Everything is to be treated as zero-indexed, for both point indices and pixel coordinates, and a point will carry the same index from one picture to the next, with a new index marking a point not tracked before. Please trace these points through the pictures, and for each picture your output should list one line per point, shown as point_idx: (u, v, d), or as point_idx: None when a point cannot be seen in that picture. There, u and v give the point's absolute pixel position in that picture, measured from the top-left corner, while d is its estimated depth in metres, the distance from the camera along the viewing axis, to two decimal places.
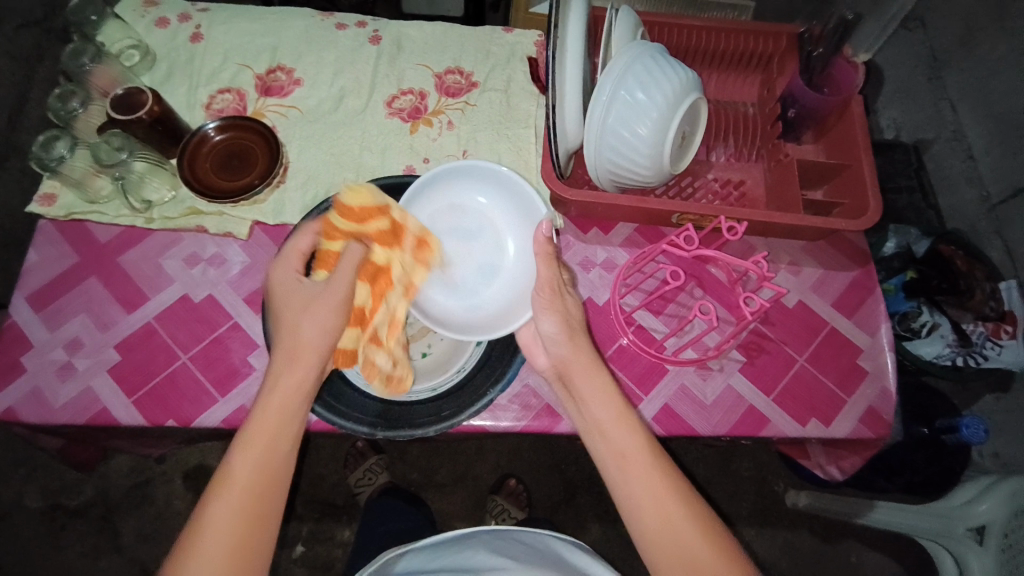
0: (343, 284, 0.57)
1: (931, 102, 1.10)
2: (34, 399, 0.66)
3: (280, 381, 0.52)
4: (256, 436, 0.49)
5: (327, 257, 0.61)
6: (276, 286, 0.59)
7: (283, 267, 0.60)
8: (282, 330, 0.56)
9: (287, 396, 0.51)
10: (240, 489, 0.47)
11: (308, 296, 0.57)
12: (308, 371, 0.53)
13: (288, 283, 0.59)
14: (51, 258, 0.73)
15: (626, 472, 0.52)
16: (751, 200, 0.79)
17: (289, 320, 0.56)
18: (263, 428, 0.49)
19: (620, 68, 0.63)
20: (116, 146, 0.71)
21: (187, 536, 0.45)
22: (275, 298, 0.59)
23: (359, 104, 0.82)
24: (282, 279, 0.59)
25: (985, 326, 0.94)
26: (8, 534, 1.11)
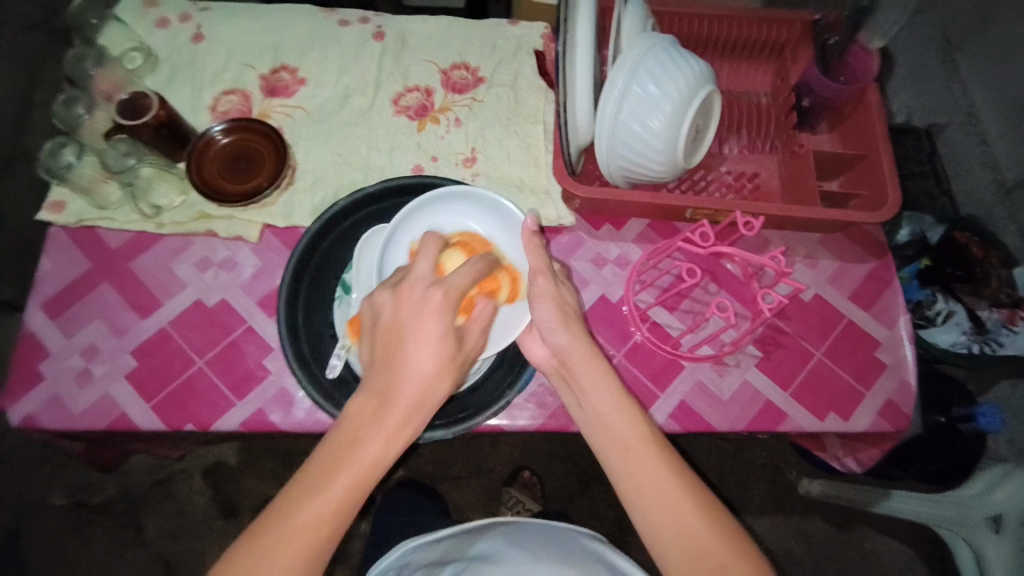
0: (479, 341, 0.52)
1: (944, 85, 1.07)
2: (55, 405, 0.66)
3: (365, 446, 0.44)
4: (352, 475, 0.43)
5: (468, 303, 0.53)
6: (421, 308, 0.47)
7: (435, 296, 0.48)
8: (410, 352, 0.46)
9: (362, 472, 0.43)
10: (313, 528, 0.41)
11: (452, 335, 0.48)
12: (400, 442, 0.45)
13: (439, 315, 0.47)
14: (64, 266, 0.73)
15: (635, 467, 0.48)
16: (765, 193, 0.78)
17: (413, 350, 0.46)
18: (360, 467, 0.43)
19: (631, 62, 0.62)
20: (123, 152, 0.73)
21: (249, 542, 0.41)
22: (409, 314, 0.47)
23: (366, 102, 0.81)
24: (427, 299, 0.48)
25: (1000, 313, 0.92)
26: (30, 536, 1.13)
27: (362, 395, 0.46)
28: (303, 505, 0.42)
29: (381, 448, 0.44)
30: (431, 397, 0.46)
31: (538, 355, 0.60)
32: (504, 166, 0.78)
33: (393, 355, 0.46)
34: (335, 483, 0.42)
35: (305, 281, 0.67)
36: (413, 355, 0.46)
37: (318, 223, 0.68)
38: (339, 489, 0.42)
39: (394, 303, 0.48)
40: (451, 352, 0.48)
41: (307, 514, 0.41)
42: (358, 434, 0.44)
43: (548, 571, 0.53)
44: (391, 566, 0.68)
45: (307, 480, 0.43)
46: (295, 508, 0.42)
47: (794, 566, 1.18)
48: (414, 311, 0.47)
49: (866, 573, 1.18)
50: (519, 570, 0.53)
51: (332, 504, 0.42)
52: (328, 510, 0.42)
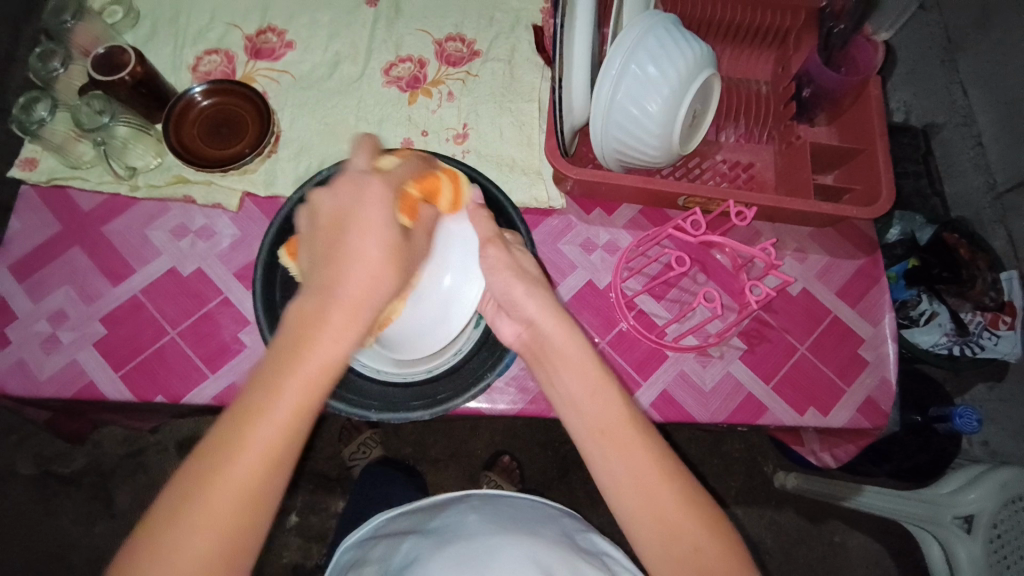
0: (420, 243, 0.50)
1: (944, 85, 1.06)
2: (19, 370, 0.64)
3: (309, 354, 0.38)
4: (297, 388, 0.38)
5: (412, 204, 0.50)
6: (363, 193, 0.42)
7: (378, 182, 0.43)
8: (359, 237, 0.41)
9: (308, 386, 0.38)
10: (258, 453, 0.37)
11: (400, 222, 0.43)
12: (347, 345, 0.39)
13: (386, 200, 0.43)
14: (32, 227, 0.70)
15: (608, 454, 0.46)
16: (759, 184, 0.77)
17: (357, 239, 0.41)
18: (306, 378, 0.38)
19: (631, 40, 0.60)
20: (98, 109, 0.68)
21: (190, 478, 0.36)
22: (356, 198, 0.42)
23: (356, 70, 0.78)
24: (373, 185, 0.43)
25: (983, 316, 0.95)
26: (0, 502, 1.11)
27: (301, 295, 0.40)
28: (262, 408, 0.37)
29: (326, 355, 0.38)
30: (380, 291, 0.41)
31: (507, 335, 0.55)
32: (496, 144, 0.76)
33: (335, 249, 0.41)
34: (277, 401, 0.37)
35: (285, 252, 0.65)
36: (359, 241, 0.41)
37: (298, 193, 0.65)
38: (284, 408, 0.37)
39: (334, 194, 0.43)
40: (400, 239, 0.43)
41: (253, 437, 0.36)
42: (299, 345, 0.38)
43: (522, 546, 0.52)
44: (363, 538, 0.67)
45: (261, 382, 0.38)
46: (253, 410, 0.37)
47: (765, 556, 1.20)
48: (353, 197, 0.42)
49: (835, 565, 1.20)
50: (494, 546, 0.52)
51: (280, 424, 0.37)
52: (293, 413, 0.37)
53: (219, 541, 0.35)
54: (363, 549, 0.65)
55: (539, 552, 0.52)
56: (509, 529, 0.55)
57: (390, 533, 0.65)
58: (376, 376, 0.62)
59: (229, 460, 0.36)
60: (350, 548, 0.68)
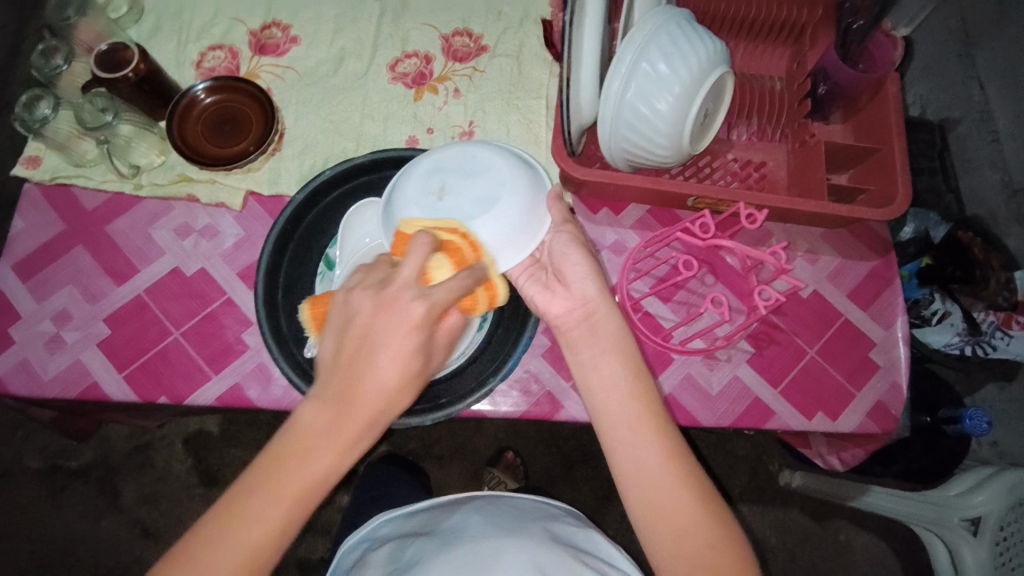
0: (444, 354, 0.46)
1: (961, 79, 1.03)
2: (25, 370, 0.64)
3: (312, 459, 0.40)
4: (297, 485, 0.39)
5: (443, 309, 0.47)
6: (397, 315, 0.41)
7: (418, 306, 0.41)
8: (378, 359, 0.40)
9: (307, 484, 0.40)
10: (250, 540, 0.39)
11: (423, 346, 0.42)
12: (348, 456, 0.41)
13: (416, 328, 0.41)
14: (36, 225, 0.70)
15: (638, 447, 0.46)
16: (771, 184, 0.76)
17: (377, 360, 0.40)
18: (306, 478, 0.40)
19: (642, 37, 0.59)
20: (100, 107, 0.67)
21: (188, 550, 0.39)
22: (387, 316, 0.41)
23: (361, 66, 0.77)
24: (408, 309, 0.41)
25: (995, 315, 0.93)
26: (12, 493, 1.13)
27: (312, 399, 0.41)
28: (251, 512, 0.39)
29: (328, 461, 0.40)
30: (391, 410, 0.41)
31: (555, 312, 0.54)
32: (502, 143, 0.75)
33: (354, 364, 0.41)
34: (278, 493, 0.39)
35: (288, 253, 0.65)
36: (379, 365, 0.40)
37: (303, 193, 0.65)
38: (282, 502, 0.39)
39: (363, 307, 0.42)
40: (416, 366, 0.42)
41: (249, 520, 0.39)
42: (307, 447, 0.40)
43: (524, 549, 0.52)
44: (365, 538, 0.67)
45: (255, 485, 0.40)
46: (238, 512, 0.39)
47: (768, 554, 1.20)
48: (383, 319, 0.41)
49: (839, 564, 1.20)
50: (496, 549, 0.52)
51: (275, 516, 0.39)
52: (269, 525, 0.39)
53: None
54: (368, 548, 0.65)
55: (542, 556, 0.52)
56: (512, 532, 0.55)
57: (392, 535, 0.64)
58: None
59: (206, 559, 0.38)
60: (352, 548, 0.68)
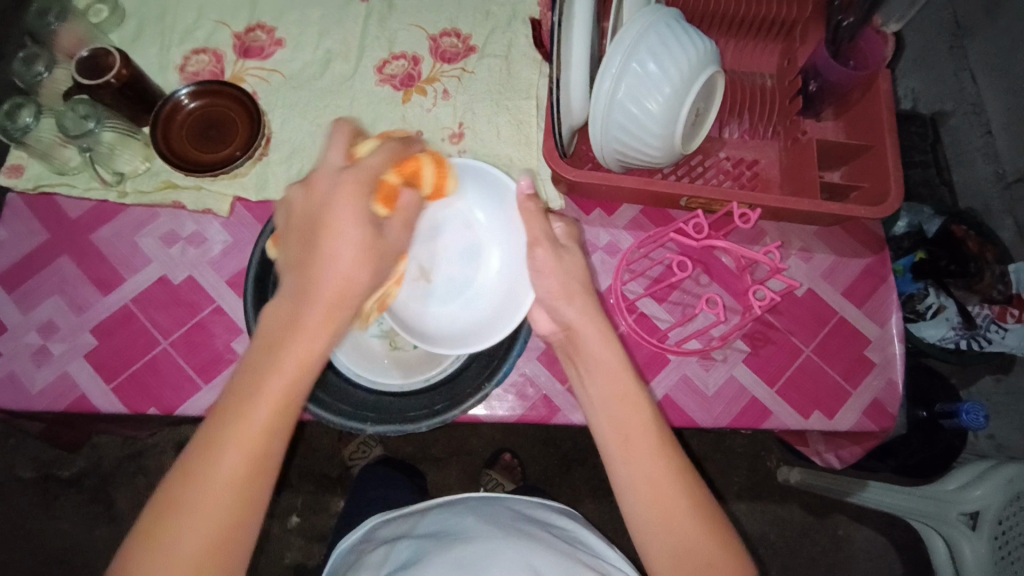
0: (405, 234, 0.49)
1: (953, 72, 1.03)
2: (11, 384, 0.63)
3: (289, 352, 0.41)
4: (277, 382, 0.40)
5: (391, 193, 0.47)
6: (332, 202, 0.43)
7: (347, 179, 0.43)
8: (325, 252, 0.42)
9: (288, 379, 0.41)
10: (240, 449, 0.39)
11: (371, 228, 0.44)
12: (329, 336, 0.42)
13: (353, 207, 0.43)
14: (20, 235, 0.69)
15: (628, 452, 0.46)
16: (763, 182, 0.75)
17: (329, 239, 0.42)
18: (285, 373, 0.41)
19: (631, 37, 0.58)
20: (82, 114, 0.65)
21: (179, 484, 0.39)
22: (321, 210, 0.43)
23: (348, 69, 0.76)
24: (337, 184, 0.43)
25: (990, 309, 0.92)
26: (5, 503, 1.12)
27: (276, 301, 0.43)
28: (228, 434, 0.39)
29: (306, 349, 0.41)
30: (357, 287, 0.43)
31: (545, 327, 0.57)
32: (493, 145, 0.74)
33: (308, 251, 0.43)
34: (257, 398, 0.40)
35: None
36: (326, 259, 0.42)
37: None
38: (264, 405, 0.40)
39: (306, 196, 0.44)
40: (374, 237, 0.44)
41: (232, 434, 0.39)
42: (278, 344, 0.41)
43: (520, 552, 0.51)
44: (359, 542, 0.66)
45: (234, 397, 0.40)
46: (220, 435, 0.39)
47: (768, 550, 1.20)
48: (324, 202, 0.43)
49: (838, 558, 1.20)
50: (490, 551, 0.51)
51: (259, 421, 0.40)
52: (257, 435, 0.40)
53: (203, 551, 0.38)
54: (361, 552, 0.64)
55: (535, 556, 0.51)
56: (507, 534, 0.54)
57: (385, 537, 0.64)
58: (372, 386, 0.61)
59: (205, 470, 0.39)
60: (346, 550, 0.67)
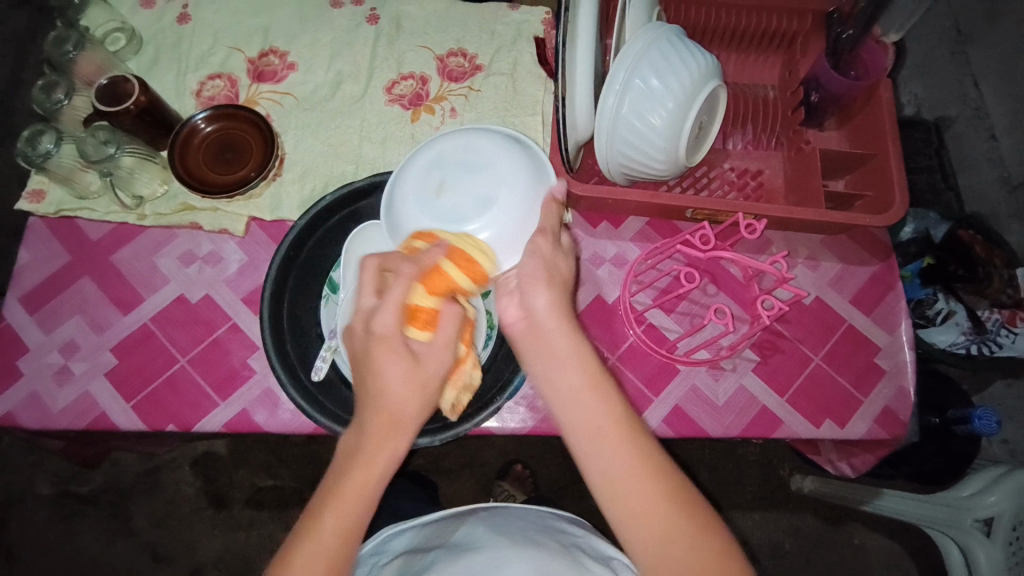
0: (448, 356, 0.47)
1: (954, 78, 1.04)
2: (33, 404, 0.64)
3: (350, 479, 0.42)
4: (338, 508, 0.42)
5: (429, 316, 0.48)
6: (369, 339, 0.45)
7: (383, 321, 0.45)
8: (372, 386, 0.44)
9: (350, 504, 0.42)
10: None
11: (411, 357, 0.45)
12: (390, 458, 0.44)
13: (387, 342, 0.45)
14: (42, 258, 0.71)
15: (601, 443, 0.44)
16: (768, 192, 0.76)
17: (377, 374, 0.45)
18: (347, 500, 0.42)
19: (634, 54, 0.59)
20: (102, 140, 0.68)
21: None
22: (363, 352, 0.46)
23: (358, 90, 0.78)
24: (377, 329, 0.45)
25: (1000, 313, 0.92)
26: (23, 521, 1.13)
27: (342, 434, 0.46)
28: (296, 568, 0.41)
29: (366, 475, 0.43)
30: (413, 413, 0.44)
31: (510, 315, 0.52)
32: None
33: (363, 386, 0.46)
34: (322, 528, 0.42)
35: (292, 278, 0.65)
36: (373, 393, 0.45)
37: (305, 220, 0.65)
38: (329, 533, 0.41)
39: (353, 336, 0.48)
40: (415, 367, 0.45)
41: (297, 567, 0.40)
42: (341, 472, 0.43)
43: (534, 561, 0.52)
44: (372, 552, 0.67)
45: (300, 528, 0.42)
46: (286, 562, 0.41)
47: (783, 560, 1.19)
48: (364, 341, 0.46)
49: (855, 568, 1.19)
50: (502, 561, 0.51)
51: (328, 547, 0.41)
52: (325, 566, 0.41)
53: None
54: (374, 564, 0.64)
55: (547, 565, 0.51)
56: (519, 544, 0.54)
57: (399, 549, 0.64)
58: None
59: None
60: (360, 561, 0.68)
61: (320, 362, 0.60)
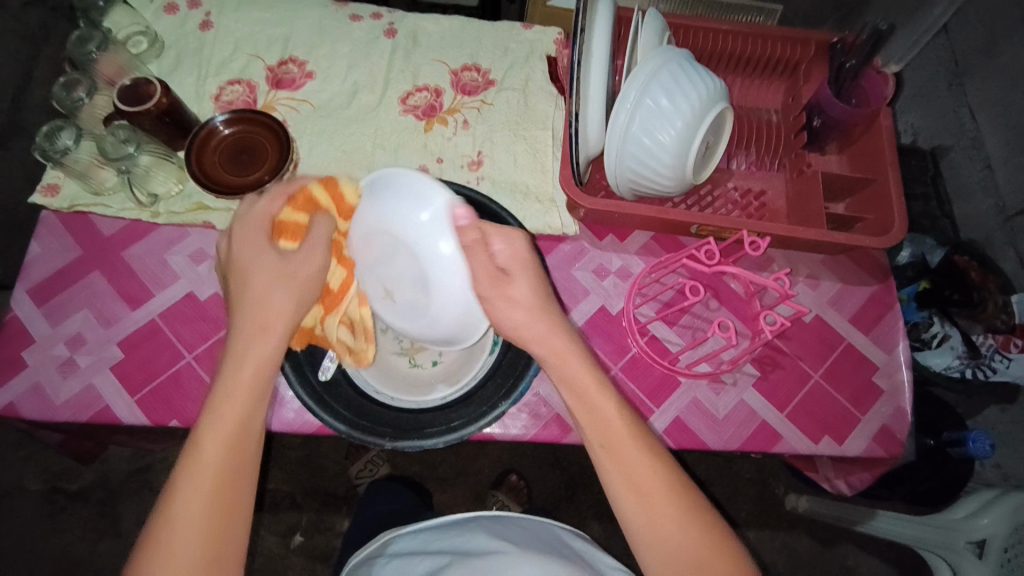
0: (316, 261, 0.54)
1: (951, 109, 1.07)
2: (37, 395, 0.65)
3: (233, 381, 0.48)
4: (223, 410, 0.47)
5: (293, 229, 0.57)
6: (236, 252, 0.53)
7: (248, 229, 0.54)
8: (244, 295, 0.51)
9: (234, 406, 0.47)
10: (202, 478, 0.44)
11: (278, 261, 0.53)
12: (261, 357, 0.49)
13: (258, 249, 0.53)
14: (53, 251, 0.72)
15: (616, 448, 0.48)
16: (771, 212, 0.78)
17: (247, 286, 0.52)
18: (231, 405, 0.47)
19: (645, 74, 0.61)
20: (122, 138, 0.69)
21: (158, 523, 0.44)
22: (233, 270, 0.53)
23: (373, 100, 0.80)
24: (243, 243, 0.53)
25: (995, 339, 0.93)
26: (10, 518, 1.12)
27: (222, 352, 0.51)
28: (191, 467, 0.45)
29: (244, 379, 0.48)
30: (281, 315, 0.51)
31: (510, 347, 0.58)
32: (510, 172, 0.77)
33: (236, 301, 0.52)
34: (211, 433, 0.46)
35: None
36: (244, 302, 0.51)
37: None
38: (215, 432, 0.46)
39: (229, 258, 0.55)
40: (285, 271, 0.52)
41: (193, 470, 0.44)
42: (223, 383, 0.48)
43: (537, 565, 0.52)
44: (372, 558, 0.67)
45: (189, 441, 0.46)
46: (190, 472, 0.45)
47: None
48: (240, 260, 0.53)
49: None
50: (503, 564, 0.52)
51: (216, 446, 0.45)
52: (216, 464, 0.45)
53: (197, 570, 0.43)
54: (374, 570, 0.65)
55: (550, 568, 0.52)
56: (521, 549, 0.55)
57: (398, 554, 0.64)
58: (392, 403, 0.63)
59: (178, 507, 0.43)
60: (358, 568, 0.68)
61: (324, 362, 0.63)
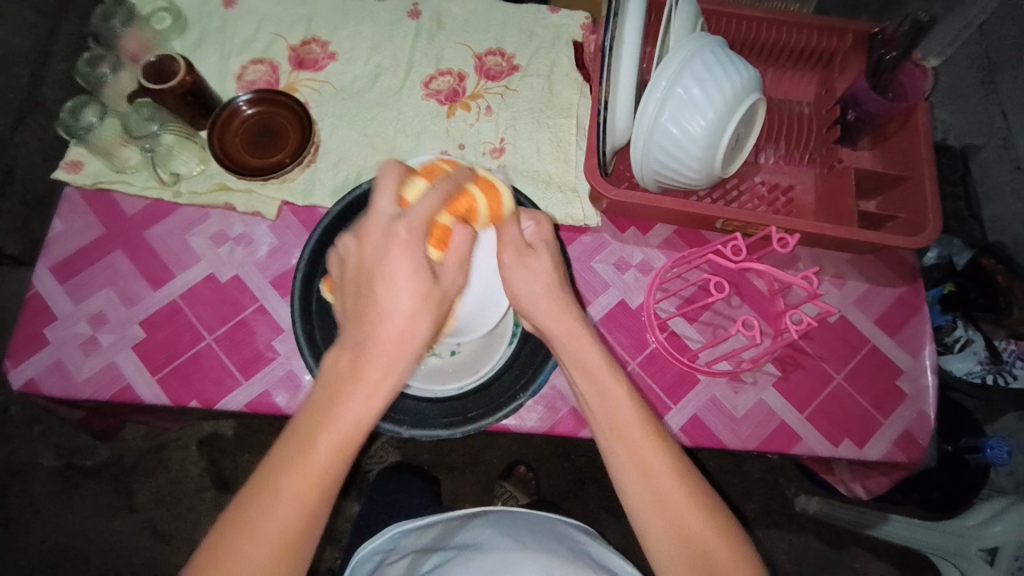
0: (461, 275, 0.48)
1: (983, 106, 1.03)
2: (58, 372, 0.65)
3: (344, 405, 0.41)
4: (331, 438, 0.41)
5: (443, 234, 0.49)
6: (386, 240, 0.44)
7: (399, 226, 0.44)
8: (378, 302, 0.43)
9: (342, 434, 0.41)
10: (288, 508, 0.39)
11: (430, 277, 0.45)
12: (384, 395, 0.42)
13: (408, 245, 0.44)
14: (76, 229, 0.72)
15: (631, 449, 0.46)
16: (798, 208, 0.76)
17: (387, 290, 0.43)
18: (341, 430, 0.41)
19: (678, 62, 0.60)
20: (146, 117, 0.72)
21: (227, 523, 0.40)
22: (368, 263, 0.44)
23: (395, 83, 0.78)
24: (391, 233, 0.44)
25: (1017, 344, 0.92)
26: (27, 490, 1.14)
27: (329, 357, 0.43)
28: (279, 485, 0.40)
29: (362, 409, 0.42)
30: (415, 344, 0.44)
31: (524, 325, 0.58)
32: (533, 160, 0.76)
33: (366, 302, 0.44)
34: (313, 453, 0.40)
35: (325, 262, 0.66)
36: (374, 315, 0.43)
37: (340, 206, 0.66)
38: (320, 457, 0.40)
39: (363, 244, 0.45)
40: (431, 285, 0.45)
41: (279, 487, 0.40)
42: (331, 400, 0.42)
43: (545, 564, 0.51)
44: (383, 550, 0.67)
45: (282, 451, 0.41)
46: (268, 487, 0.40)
47: None
48: (381, 249, 0.44)
49: None
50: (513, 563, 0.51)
51: (315, 472, 0.40)
52: (306, 495, 0.40)
53: None
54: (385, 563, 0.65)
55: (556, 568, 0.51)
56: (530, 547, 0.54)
57: (407, 548, 0.64)
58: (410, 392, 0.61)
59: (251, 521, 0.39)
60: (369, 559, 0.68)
61: None
